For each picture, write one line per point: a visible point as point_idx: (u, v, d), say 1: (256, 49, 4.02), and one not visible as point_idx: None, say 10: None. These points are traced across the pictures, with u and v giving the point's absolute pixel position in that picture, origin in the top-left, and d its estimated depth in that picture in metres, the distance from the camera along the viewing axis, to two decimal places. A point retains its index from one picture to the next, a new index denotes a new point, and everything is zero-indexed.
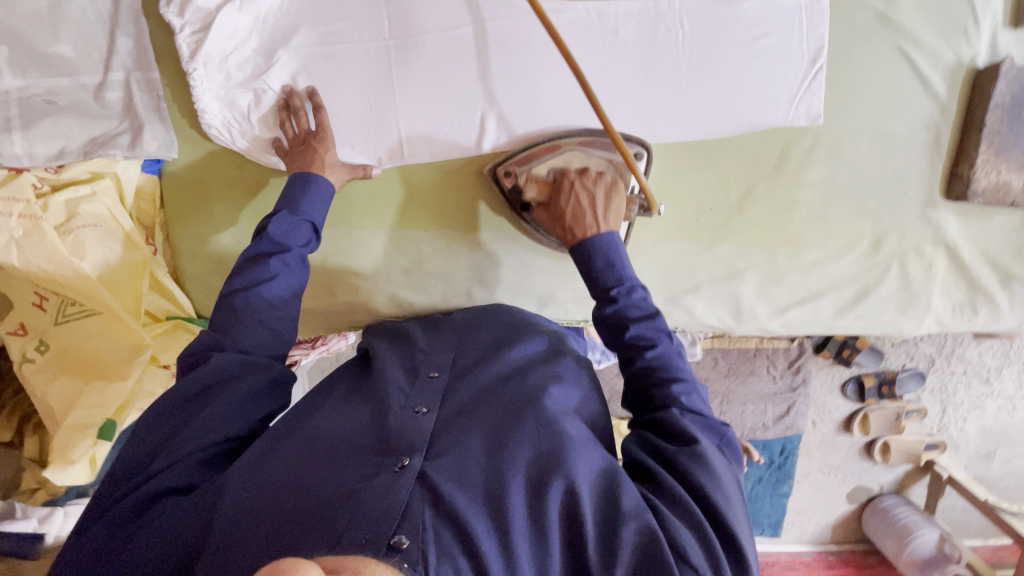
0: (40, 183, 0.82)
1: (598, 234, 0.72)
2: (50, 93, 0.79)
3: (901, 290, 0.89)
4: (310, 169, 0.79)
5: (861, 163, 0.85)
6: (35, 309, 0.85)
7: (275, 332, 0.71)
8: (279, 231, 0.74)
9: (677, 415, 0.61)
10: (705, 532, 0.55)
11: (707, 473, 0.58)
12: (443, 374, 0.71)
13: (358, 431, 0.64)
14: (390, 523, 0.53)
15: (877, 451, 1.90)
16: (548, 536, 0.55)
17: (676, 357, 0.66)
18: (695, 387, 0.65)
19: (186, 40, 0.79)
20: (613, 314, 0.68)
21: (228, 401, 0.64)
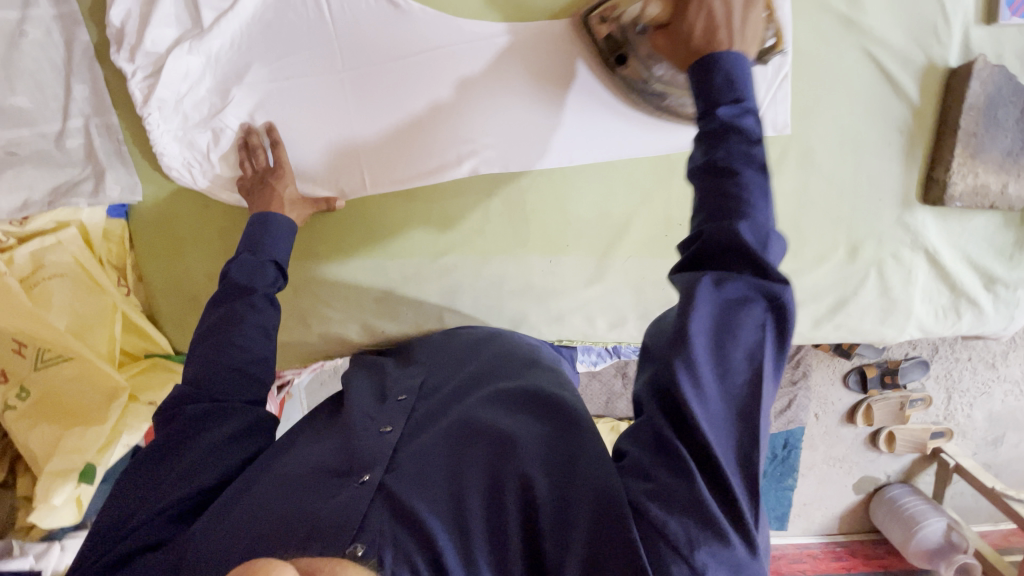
0: (6, 236, 0.82)
1: (730, 54, 0.50)
2: (10, 144, 0.80)
3: (880, 298, 0.87)
4: (269, 209, 0.80)
5: (832, 171, 0.82)
6: (13, 356, 0.84)
7: (252, 376, 0.70)
8: (242, 275, 0.74)
9: (701, 286, 0.47)
10: (694, 478, 0.45)
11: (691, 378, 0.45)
12: (409, 396, 0.73)
13: (327, 456, 0.65)
14: (345, 534, 0.54)
15: (881, 441, 1.87)
16: (507, 539, 0.53)
17: (761, 196, 0.47)
18: (767, 235, 0.47)
19: (139, 86, 0.79)
20: (709, 132, 0.49)
21: (209, 444, 0.65)
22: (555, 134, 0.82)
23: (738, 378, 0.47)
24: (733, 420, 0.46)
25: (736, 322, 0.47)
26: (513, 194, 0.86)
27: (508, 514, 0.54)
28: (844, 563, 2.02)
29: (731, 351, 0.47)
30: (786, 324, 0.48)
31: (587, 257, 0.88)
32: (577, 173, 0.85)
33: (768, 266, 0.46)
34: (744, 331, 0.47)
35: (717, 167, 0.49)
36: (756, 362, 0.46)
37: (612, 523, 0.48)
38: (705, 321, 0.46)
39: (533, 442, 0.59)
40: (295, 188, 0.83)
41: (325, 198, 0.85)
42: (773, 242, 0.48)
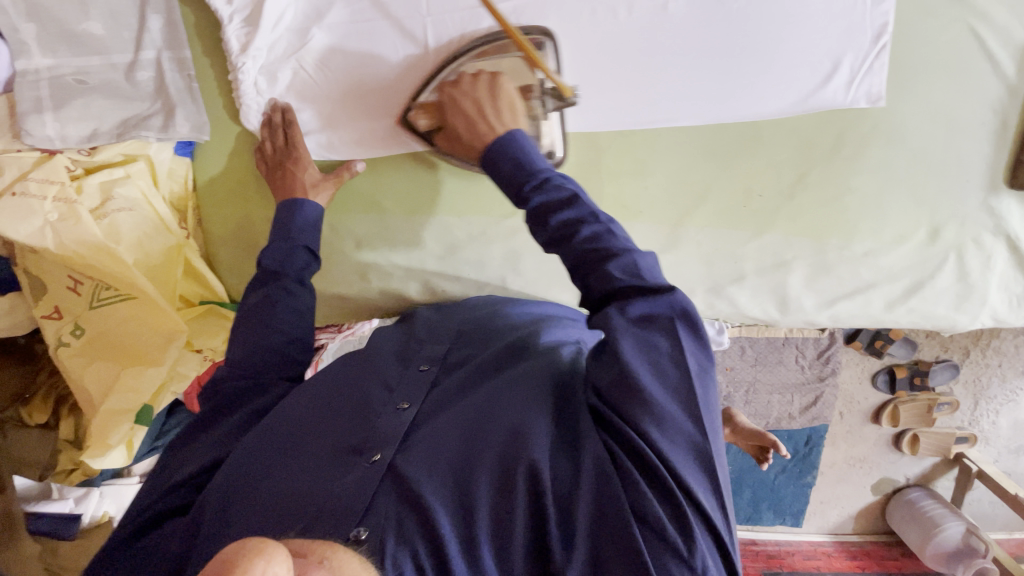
0: (73, 165, 0.78)
1: (503, 137, 0.63)
2: (81, 72, 0.78)
3: (956, 282, 0.85)
4: (295, 196, 0.79)
5: (920, 148, 0.80)
6: (68, 292, 0.83)
7: (285, 355, 0.73)
8: (274, 260, 0.74)
9: (617, 327, 0.53)
10: (675, 498, 0.52)
11: (641, 405, 0.52)
12: (433, 366, 0.71)
13: (343, 428, 0.64)
14: (352, 517, 0.55)
15: (905, 443, 1.86)
16: (514, 525, 0.54)
17: (613, 233, 0.56)
18: (636, 263, 0.54)
19: (235, 32, 0.77)
20: (532, 208, 0.58)
21: (238, 420, 0.70)
22: (642, 93, 0.78)
23: (676, 393, 0.52)
24: (690, 428, 0.52)
25: (655, 339, 0.53)
26: (591, 155, 0.83)
27: (511, 497, 0.55)
28: (858, 563, 2.02)
29: (668, 368, 0.52)
30: (696, 323, 0.53)
31: (660, 226, 0.86)
32: (658, 137, 0.82)
33: (652, 286, 0.53)
34: (668, 351, 0.53)
35: (555, 238, 0.57)
36: (693, 374, 0.52)
37: (607, 516, 0.53)
38: (634, 351, 0.53)
39: (544, 425, 0.58)
40: (314, 170, 0.82)
41: (345, 164, 0.83)
42: (643, 262, 0.54)
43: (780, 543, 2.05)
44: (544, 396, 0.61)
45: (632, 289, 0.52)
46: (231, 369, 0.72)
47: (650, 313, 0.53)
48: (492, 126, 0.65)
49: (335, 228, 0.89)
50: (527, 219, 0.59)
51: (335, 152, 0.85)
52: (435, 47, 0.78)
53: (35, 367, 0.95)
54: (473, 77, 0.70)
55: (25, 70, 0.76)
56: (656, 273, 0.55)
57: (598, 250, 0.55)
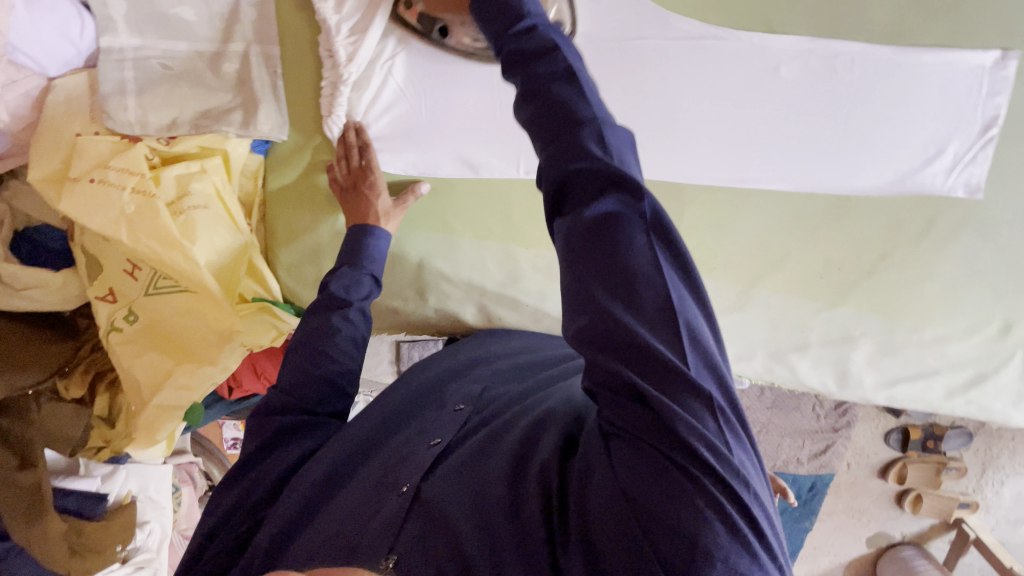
0: (151, 153, 0.77)
1: None
2: (165, 57, 0.75)
3: (1019, 380, 0.85)
4: (365, 220, 0.78)
5: (1010, 245, 0.77)
6: (125, 277, 0.82)
7: (338, 387, 0.70)
8: (341, 287, 0.72)
9: (577, 230, 0.44)
10: (688, 475, 0.40)
11: (614, 348, 0.42)
12: (468, 406, 0.71)
13: (381, 468, 0.63)
14: (380, 549, 0.51)
15: (907, 502, 1.86)
16: (526, 543, 0.47)
17: (585, 94, 0.45)
18: (608, 135, 0.44)
19: (343, 42, 0.70)
20: (507, 61, 0.48)
21: (280, 467, 0.66)
22: (738, 152, 0.76)
23: (656, 324, 0.41)
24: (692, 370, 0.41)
25: (627, 245, 0.42)
26: (673, 207, 0.82)
27: (527, 515, 0.48)
28: None
29: (647, 294, 0.41)
30: (670, 227, 0.43)
31: (730, 284, 0.86)
32: (744, 197, 0.80)
33: (619, 167, 0.43)
34: (645, 275, 0.42)
35: (523, 95, 0.47)
36: (674, 299, 0.41)
37: (613, 515, 0.42)
38: (605, 283, 0.43)
39: (546, 439, 0.54)
40: (387, 195, 0.81)
41: (410, 186, 0.83)
42: (611, 136, 0.44)
43: None
44: (548, 414, 0.59)
45: (597, 167, 0.42)
46: (281, 399, 0.68)
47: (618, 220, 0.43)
48: None
49: (401, 243, 0.88)
50: (500, 70, 0.49)
51: (416, 168, 0.83)
52: None
53: (78, 342, 0.93)
54: None
55: (109, 48, 0.73)
56: (627, 151, 0.45)
57: (567, 120, 0.45)
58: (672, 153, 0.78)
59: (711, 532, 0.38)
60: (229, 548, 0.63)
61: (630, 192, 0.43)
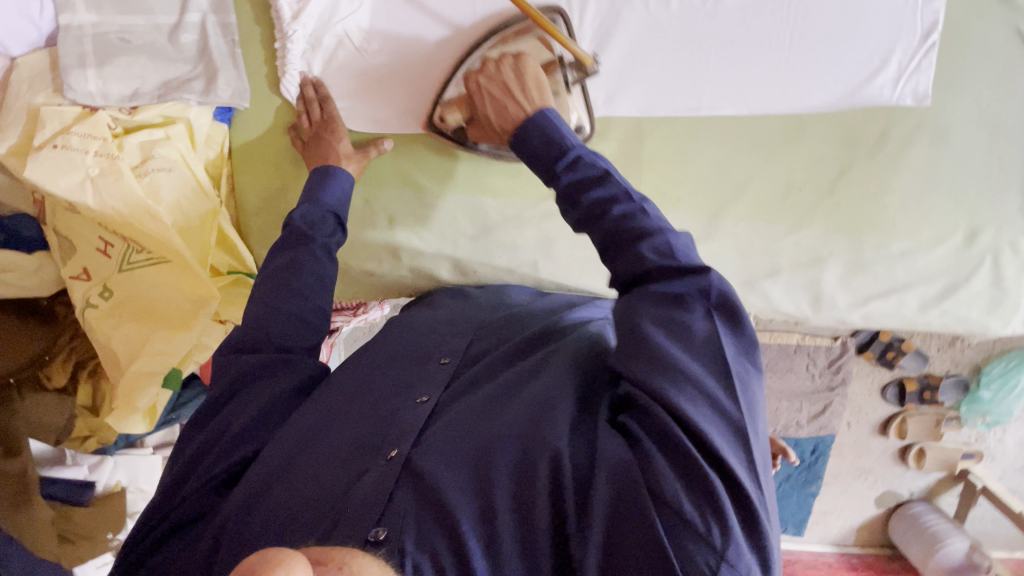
0: (114, 123, 0.78)
1: (531, 114, 0.65)
2: (124, 31, 0.77)
3: (990, 287, 0.85)
4: (327, 162, 0.80)
5: (963, 150, 0.80)
6: (98, 255, 0.82)
7: (308, 324, 0.71)
8: (303, 221, 0.73)
9: (638, 301, 0.56)
10: (703, 472, 0.49)
11: (665, 376, 0.52)
12: (453, 360, 0.73)
13: (362, 427, 0.64)
14: (369, 518, 0.54)
15: (911, 457, 1.85)
16: (534, 523, 0.54)
17: (637, 211, 0.57)
18: (664, 245, 0.55)
19: (288, 1, 0.76)
20: (564, 186, 0.60)
21: (254, 412, 0.66)
22: (688, 78, 0.78)
23: (708, 377, 0.52)
24: (730, 410, 0.51)
25: (684, 314, 0.53)
26: (633, 141, 0.83)
27: (535, 503, 0.54)
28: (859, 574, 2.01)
29: (695, 344, 0.53)
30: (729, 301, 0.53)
31: (697, 215, 0.86)
32: (699, 125, 0.82)
33: (681, 264, 0.54)
34: (693, 326, 0.53)
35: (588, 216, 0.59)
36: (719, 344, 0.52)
37: (630, 511, 0.50)
38: (661, 339, 0.53)
39: (561, 414, 0.59)
40: (349, 142, 0.83)
41: (373, 141, 0.84)
42: (670, 239, 0.56)
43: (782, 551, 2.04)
44: (553, 386, 0.62)
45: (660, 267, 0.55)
46: (256, 339, 0.69)
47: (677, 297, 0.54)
48: (521, 107, 0.67)
49: (370, 202, 0.88)
50: (556, 195, 0.62)
51: (378, 124, 0.84)
52: (469, 28, 0.77)
53: (55, 330, 0.93)
54: (499, 61, 0.71)
55: (67, 25, 0.75)
56: (687, 248, 0.56)
57: (625, 229, 0.57)
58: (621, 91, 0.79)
59: (709, 531, 0.48)
60: (209, 494, 0.64)
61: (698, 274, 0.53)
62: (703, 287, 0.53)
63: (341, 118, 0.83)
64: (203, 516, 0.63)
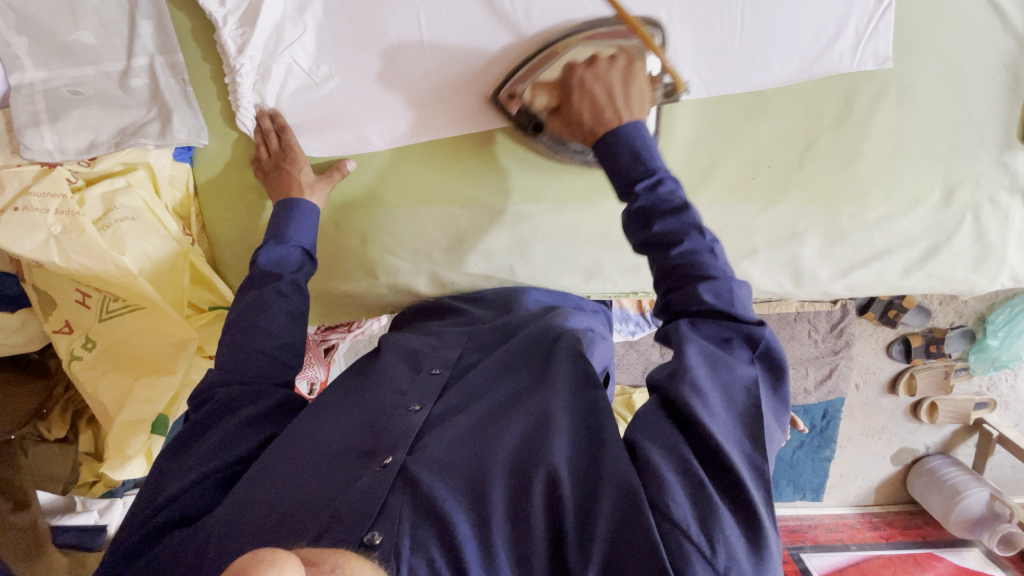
0: (74, 177, 0.79)
1: (625, 124, 0.63)
2: (75, 83, 0.77)
3: (974, 244, 0.84)
4: (289, 194, 0.80)
5: (932, 109, 0.78)
6: (78, 306, 0.84)
7: (277, 359, 0.74)
8: (269, 260, 0.76)
9: (687, 338, 0.56)
10: (711, 504, 0.51)
11: (699, 400, 0.53)
12: (444, 370, 0.76)
13: (353, 439, 0.68)
14: (364, 521, 0.57)
15: (923, 412, 1.82)
16: (528, 530, 0.55)
17: (708, 255, 0.57)
18: (727, 292, 0.56)
19: (232, 36, 0.76)
20: (640, 207, 0.60)
21: (231, 427, 0.68)
22: None
23: (737, 415, 0.56)
24: (749, 442, 0.55)
25: (734, 361, 0.57)
26: None
27: (530, 511, 0.56)
28: (882, 533, 1.92)
29: (735, 391, 0.56)
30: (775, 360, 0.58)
31: None
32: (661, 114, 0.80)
33: (737, 314, 0.56)
34: (739, 372, 0.57)
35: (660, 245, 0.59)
36: (754, 394, 0.56)
37: (630, 521, 0.52)
38: (706, 377, 0.55)
39: (557, 428, 0.61)
40: (309, 169, 0.82)
41: (336, 164, 0.84)
42: (736, 291, 0.57)
43: (801, 517, 1.96)
44: (556, 405, 0.64)
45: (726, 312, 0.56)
46: (225, 376, 0.71)
47: (725, 340, 0.58)
48: (619, 113, 0.65)
49: (340, 224, 0.88)
50: (625, 215, 0.62)
51: (337, 147, 0.84)
52: (535, 37, 0.75)
53: (51, 382, 0.94)
54: (606, 60, 0.68)
55: (18, 84, 0.75)
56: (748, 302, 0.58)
57: (691, 270, 0.57)
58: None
59: (711, 553, 0.50)
60: (190, 507, 0.64)
61: (752, 326, 0.57)
62: (751, 336, 0.57)
63: (300, 146, 0.83)
64: (183, 524, 0.64)
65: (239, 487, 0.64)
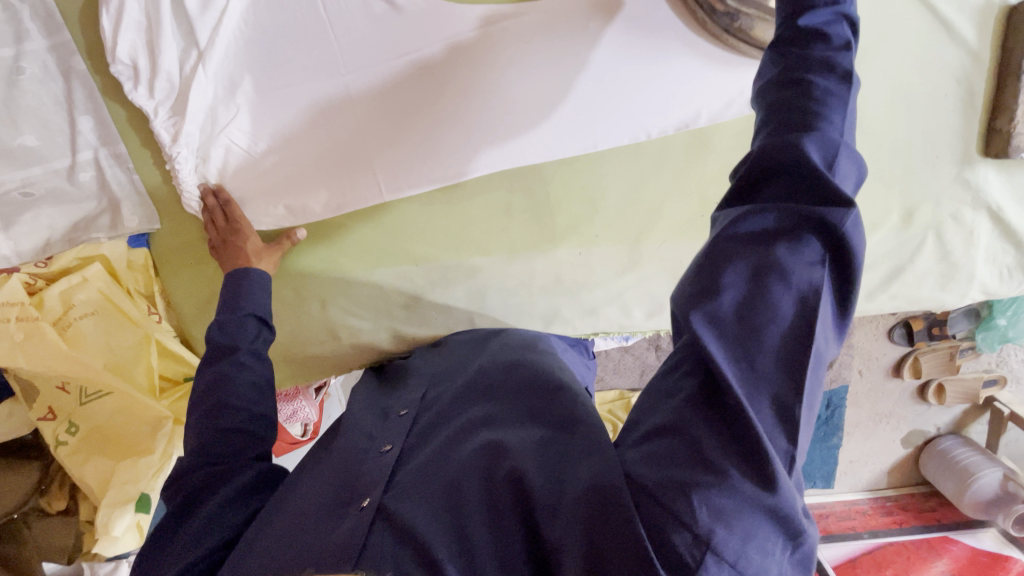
0: (32, 278, 0.83)
1: None
2: (25, 184, 0.78)
3: (939, 263, 0.81)
4: (239, 264, 0.79)
5: (883, 130, 0.75)
6: (57, 392, 0.85)
7: (251, 433, 0.70)
8: (223, 333, 0.73)
9: (727, 241, 0.45)
10: (716, 472, 0.43)
11: (713, 321, 0.44)
12: (409, 412, 0.78)
13: (332, 488, 0.67)
14: (346, 560, 0.54)
15: (931, 394, 1.74)
16: (506, 541, 0.52)
17: (840, 112, 0.43)
18: (836, 158, 0.43)
19: (164, 126, 0.76)
20: (793, 31, 0.45)
21: (210, 511, 0.64)
22: (577, 117, 0.76)
23: (775, 340, 0.43)
24: (778, 375, 0.43)
25: (788, 267, 0.43)
26: (537, 188, 0.81)
27: (504, 518, 0.53)
28: (896, 518, 1.84)
29: (783, 307, 0.43)
30: (847, 266, 0.43)
31: (618, 245, 0.84)
32: (601, 158, 0.80)
33: (832, 187, 0.42)
34: (796, 278, 0.43)
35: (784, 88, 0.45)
36: (795, 320, 0.43)
37: (609, 517, 0.46)
38: (738, 295, 0.44)
39: (520, 436, 0.60)
40: (257, 237, 0.82)
41: (287, 232, 0.84)
42: (843, 164, 0.44)
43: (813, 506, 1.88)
44: (517, 419, 0.64)
45: (822, 179, 0.42)
46: (196, 457, 0.67)
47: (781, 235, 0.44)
48: None
49: (298, 291, 0.89)
50: (767, 47, 0.48)
51: (286, 217, 0.84)
52: None
53: (45, 460, 0.98)
54: None
55: None
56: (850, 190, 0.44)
57: (806, 125, 0.43)
58: (532, 117, 0.76)
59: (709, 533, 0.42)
60: None
61: (836, 207, 0.42)
62: (825, 222, 0.42)
63: (247, 217, 0.83)
64: None
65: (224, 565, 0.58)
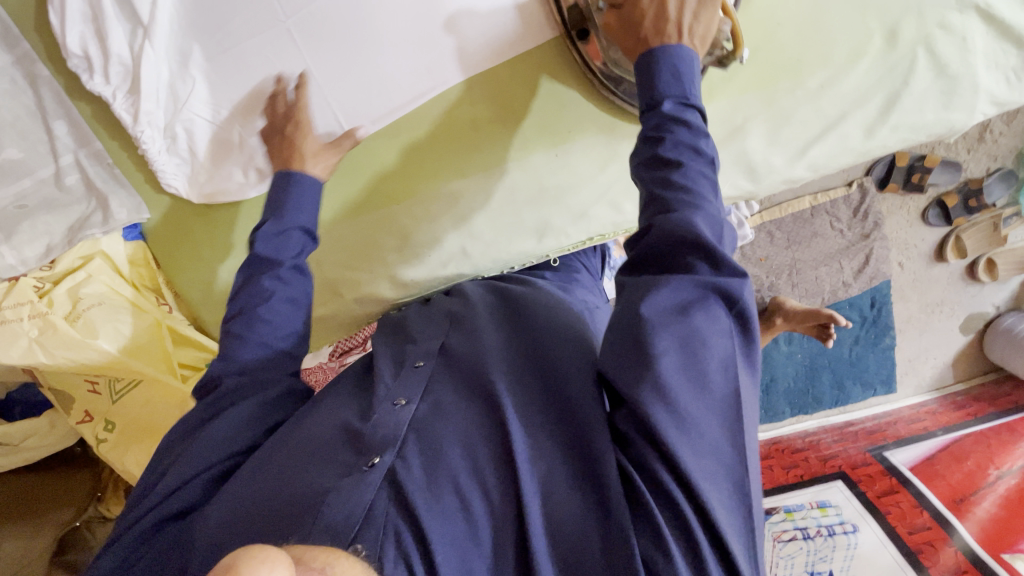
0: (39, 282, 0.87)
1: (675, 46, 0.57)
2: (18, 198, 0.82)
3: (936, 79, 0.76)
4: (289, 165, 0.76)
5: None
6: (90, 394, 0.93)
7: (284, 352, 0.71)
8: (269, 248, 0.71)
9: (662, 316, 0.52)
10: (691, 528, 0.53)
11: (655, 389, 0.51)
12: (428, 362, 0.69)
13: (337, 436, 0.63)
14: (347, 532, 0.53)
15: (981, 272, 1.44)
16: (497, 542, 0.55)
17: (707, 190, 0.55)
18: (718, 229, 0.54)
19: (124, 107, 0.79)
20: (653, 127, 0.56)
21: (232, 419, 0.66)
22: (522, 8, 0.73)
23: (711, 390, 0.53)
24: (713, 427, 0.54)
25: (709, 337, 0.53)
26: (499, 96, 0.79)
27: (498, 518, 0.56)
28: (968, 411, 1.43)
29: (713, 370, 0.53)
30: (747, 322, 0.55)
31: (593, 138, 0.82)
32: (552, 49, 0.77)
33: (722, 257, 0.52)
34: (715, 344, 0.53)
35: (659, 174, 0.56)
36: (730, 382, 0.54)
37: (611, 551, 0.53)
38: (673, 359, 0.52)
39: (528, 467, 0.57)
40: (316, 137, 0.78)
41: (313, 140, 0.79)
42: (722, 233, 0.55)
43: (876, 416, 1.50)
44: (525, 403, 0.62)
45: (715, 250, 0.52)
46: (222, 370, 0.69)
47: (696, 305, 0.53)
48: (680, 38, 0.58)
49: None
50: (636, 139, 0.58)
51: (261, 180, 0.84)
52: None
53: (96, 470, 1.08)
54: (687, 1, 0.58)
55: None
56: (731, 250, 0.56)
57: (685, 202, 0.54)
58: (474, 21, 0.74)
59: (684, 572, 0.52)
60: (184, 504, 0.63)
61: (730, 272, 0.53)
62: (731, 295, 0.53)
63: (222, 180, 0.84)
64: (181, 517, 0.63)
65: (234, 481, 0.62)
